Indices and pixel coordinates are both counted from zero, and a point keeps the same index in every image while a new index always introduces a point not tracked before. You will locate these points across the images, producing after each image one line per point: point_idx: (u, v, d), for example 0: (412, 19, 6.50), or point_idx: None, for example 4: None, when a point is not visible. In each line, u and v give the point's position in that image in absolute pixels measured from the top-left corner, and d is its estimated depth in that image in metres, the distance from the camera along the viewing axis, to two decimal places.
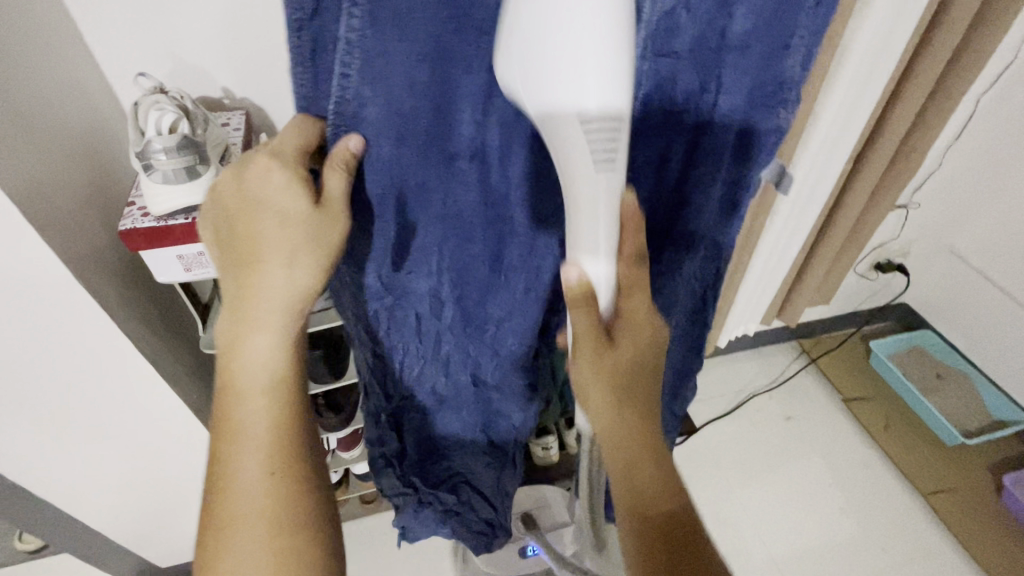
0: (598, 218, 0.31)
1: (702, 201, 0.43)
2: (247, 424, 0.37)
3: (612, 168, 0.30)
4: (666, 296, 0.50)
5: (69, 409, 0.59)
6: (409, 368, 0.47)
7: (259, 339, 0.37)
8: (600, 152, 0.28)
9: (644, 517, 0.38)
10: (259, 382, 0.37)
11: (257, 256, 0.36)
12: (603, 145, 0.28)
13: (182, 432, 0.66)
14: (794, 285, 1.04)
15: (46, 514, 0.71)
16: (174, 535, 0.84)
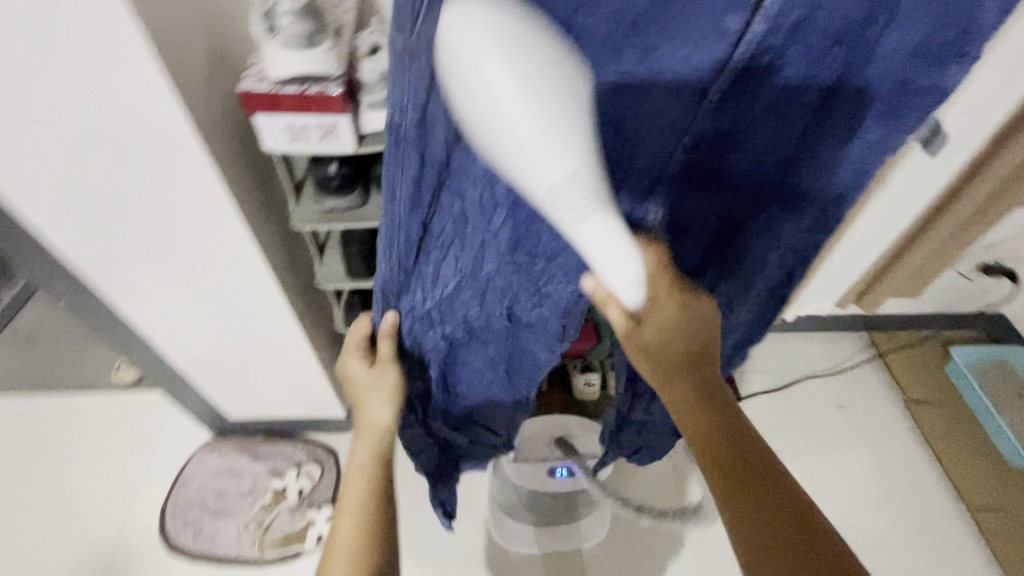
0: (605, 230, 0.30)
1: (819, 161, 0.38)
2: (339, 528, 0.48)
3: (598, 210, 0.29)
4: (753, 260, 0.47)
5: (173, 255, 0.65)
6: (445, 281, 0.45)
7: (357, 454, 0.51)
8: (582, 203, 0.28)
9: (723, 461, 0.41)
10: (354, 482, 0.50)
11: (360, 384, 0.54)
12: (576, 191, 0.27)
13: (263, 297, 0.72)
14: (883, 270, 0.97)
15: (146, 350, 0.81)
16: (243, 392, 0.94)
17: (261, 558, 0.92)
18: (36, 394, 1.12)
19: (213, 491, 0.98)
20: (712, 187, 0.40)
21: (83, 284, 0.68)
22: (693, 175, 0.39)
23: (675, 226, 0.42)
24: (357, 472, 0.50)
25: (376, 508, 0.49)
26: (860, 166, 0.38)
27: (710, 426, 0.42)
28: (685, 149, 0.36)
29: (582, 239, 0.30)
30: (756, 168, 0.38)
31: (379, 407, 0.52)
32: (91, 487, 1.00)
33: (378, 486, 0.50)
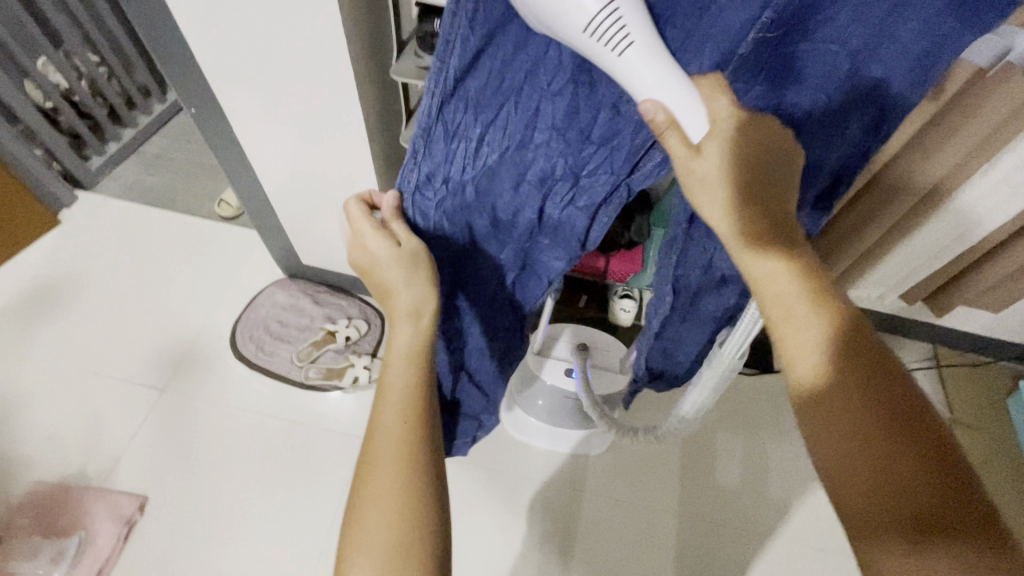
0: (654, 67, 0.35)
1: (891, 57, 0.39)
2: (381, 425, 0.42)
3: (635, 43, 0.34)
4: (804, 167, 0.48)
5: (288, 87, 0.74)
6: (482, 140, 0.46)
7: (397, 340, 0.46)
8: (613, 32, 0.33)
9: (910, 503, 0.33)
10: (398, 373, 0.44)
11: (388, 289, 0.48)
12: (616, 25, 0.33)
13: (353, 146, 0.81)
14: (974, 268, 0.93)
15: (247, 176, 0.93)
16: (319, 241, 1.06)
17: (305, 382, 1.04)
18: (152, 208, 1.30)
19: (277, 320, 1.11)
20: (778, 79, 0.41)
21: (211, 99, 0.79)
22: (765, 62, 0.40)
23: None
24: (398, 362, 0.45)
25: (424, 399, 0.44)
26: (930, 59, 0.38)
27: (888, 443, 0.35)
28: (764, 24, 0.36)
29: (629, 62, 0.35)
30: (831, 64, 0.40)
31: (409, 288, 0.48)
32: (182, 292, 1.18)
33: (423, 373, 0.45)
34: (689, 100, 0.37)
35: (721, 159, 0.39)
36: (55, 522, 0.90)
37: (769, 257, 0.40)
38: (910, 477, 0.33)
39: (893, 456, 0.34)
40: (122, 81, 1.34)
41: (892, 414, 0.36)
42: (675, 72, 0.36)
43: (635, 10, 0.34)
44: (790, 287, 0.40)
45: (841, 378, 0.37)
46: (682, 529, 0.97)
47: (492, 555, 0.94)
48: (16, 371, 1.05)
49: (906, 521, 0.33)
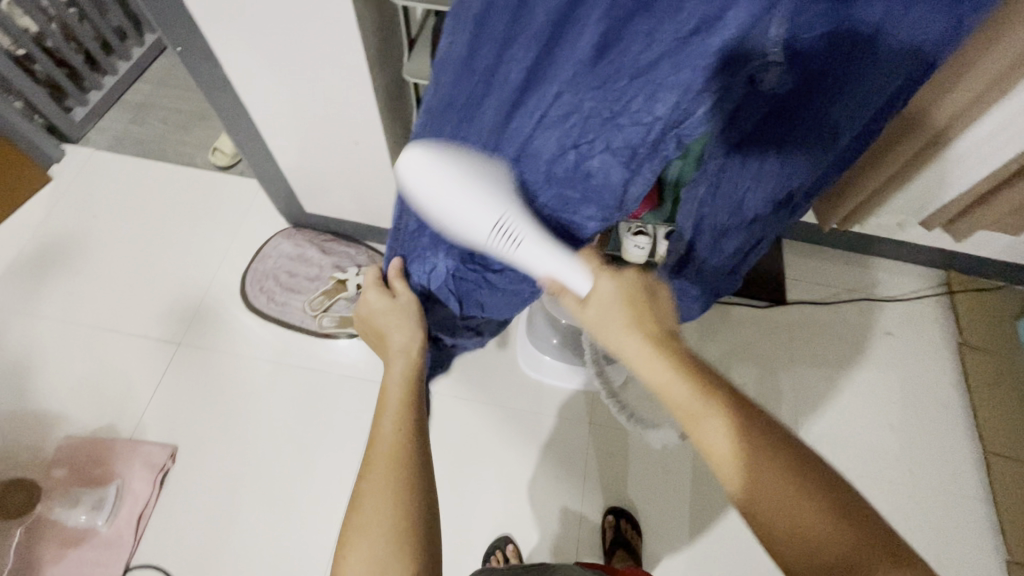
0: (544, 254, 0.45)
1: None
2: (379, 431, 0.46)
3: (521, 242, 0.44)
4: (856, 104, 0.45)
5: (279, 20, 0.68)
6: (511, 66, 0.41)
7: (391, 375, 0.51)
8: (499, 237, 0.44)
9: (832, 568, 0.33)
10: (393, 396, 0.49)
11: (385, 333, 0.55)
12: (503, 226, 0.43)
13: (352, 84, 0.76)
14: (994, 193, 0.91)
15: (245, 121, 0.89)
16: (323, 187, 1.03)
17: (320, 330, 1.04)
18: (146, 160, 1.26)
19: (286, 270, 1.10)
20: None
21: (197, 35, 0.73)
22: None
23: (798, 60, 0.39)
24: (395, 386, 0.50)
25: (415, 413, 0.48)
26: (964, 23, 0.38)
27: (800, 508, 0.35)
28: None
29: (524, 259, 0.45)
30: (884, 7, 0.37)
31: (401, 330, 0.55)
32: (187, 247, 1.16)
33: (412, 390, 0.50)
34: (569, 268, 0.46)
35: (617, 288, 0.47)
36: (90, 472, 0.93)
37: (647, 355, 0.43)
38: (827, 531, 0.34)
39: (813, 515, 0.34)
40: (95, 23, 1.26)
41: (802, 465, 0.36)
42: (560, 254, 0.46)
43: (521, 221, 0.44)
44: (675, 379, 0.41)
45: (754, 454, 0.37)
46: (696, 457, 1.01)
47: (514, 488, 0.98)
48: (31, 329, 1.05)
49: (829, 572, 0.33)
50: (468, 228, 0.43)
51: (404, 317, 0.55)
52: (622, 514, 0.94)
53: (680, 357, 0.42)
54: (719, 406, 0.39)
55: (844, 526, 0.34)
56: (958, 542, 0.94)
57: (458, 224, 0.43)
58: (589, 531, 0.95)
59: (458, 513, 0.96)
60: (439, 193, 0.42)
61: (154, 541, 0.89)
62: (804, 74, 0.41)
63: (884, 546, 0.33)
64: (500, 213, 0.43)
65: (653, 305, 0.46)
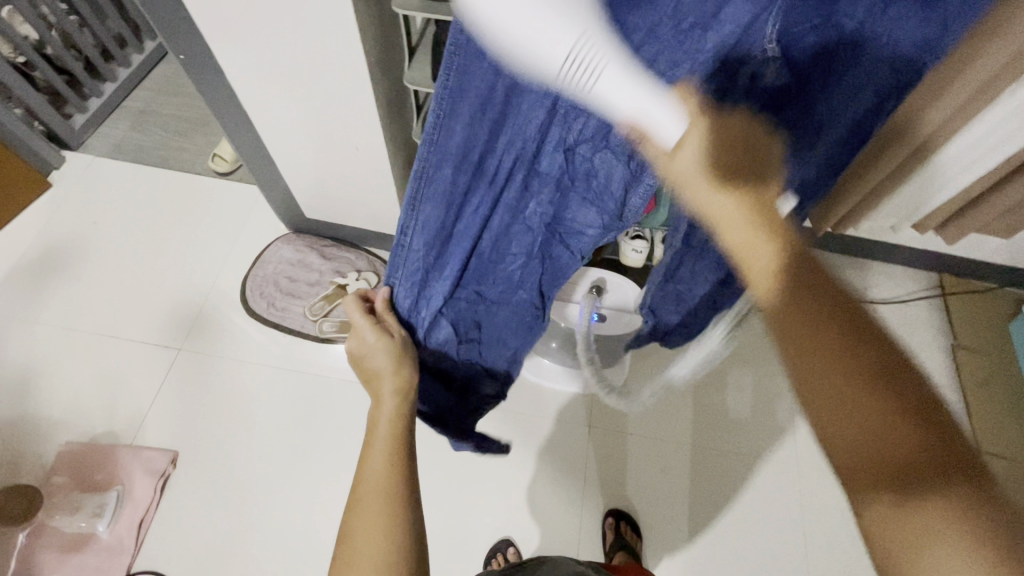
0: (637, 91, 0.30)
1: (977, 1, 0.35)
2: (368, 470, 0.47)
3: (609, 69, 0.29)
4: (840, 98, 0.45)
5: (282, 29, 0.69)
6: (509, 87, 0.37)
7: (380, 414, 0.53)
8: (577, 63, 0.28)
9: (886, 465, 0.27)
10: (380, 436, 0.50)
11: (376, 371, 0.56)
12: (586, 41, 0.28)
13: (354, 91, 0.77)
14: (983, 196, 0.92)
15: (247, 128, 0.90)
16: (324, 193, 1.04)
17: (320, 335, 1.05)
18: (146, 167, 1.26)
19: (286, 276, 1.10)
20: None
21: (200, 44, 0.75)
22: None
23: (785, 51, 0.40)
24: (385, 422, 0.52)
25: (404, 450, 0.50)
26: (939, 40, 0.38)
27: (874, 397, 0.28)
28: None
29: (601, 97, 0.30)
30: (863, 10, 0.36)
31: (394, 374, 0.55)
32: (187, 253, 1.16)
33: (402, 429, 0.51)
34: (664, 109, 0.31)
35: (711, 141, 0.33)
36: (91, 478, 0.93)
37: (735, 211, 0.33)
38: (897, 428, 0.27)
39: (885, 409, 0.28)
40: (96, 31, 1.27)
41: (888, 367, 0.29)
42: (648, 82, 0.31)
43: (608, 43, 0.29)
44: (760, 241, 0.33)
45: (828, 330, 0.30)
46: (694, 459, 1.01)
47: (513, 492, 0.98)
48: (31, 335, 1.06)
49: (879, 470, 0.27)
50: (534, 49, 0.27)
51: (397, 354, 0.56)
52: (622, 515, 0.95)
53: (769, 214, 0.33)
54: (793, 269, 0.32)
55: (920, 430, 0.27)
56: None
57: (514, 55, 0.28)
58: (589, 533, 0.95)
59: (458, 516, 0.97)
60: None
61: (154, 546, 0.89)
62: (792, 66, 0.41)
63: (963, 459, 0.27)
64: (583, 25, 0.27)
65: (760, 152, 0.34)
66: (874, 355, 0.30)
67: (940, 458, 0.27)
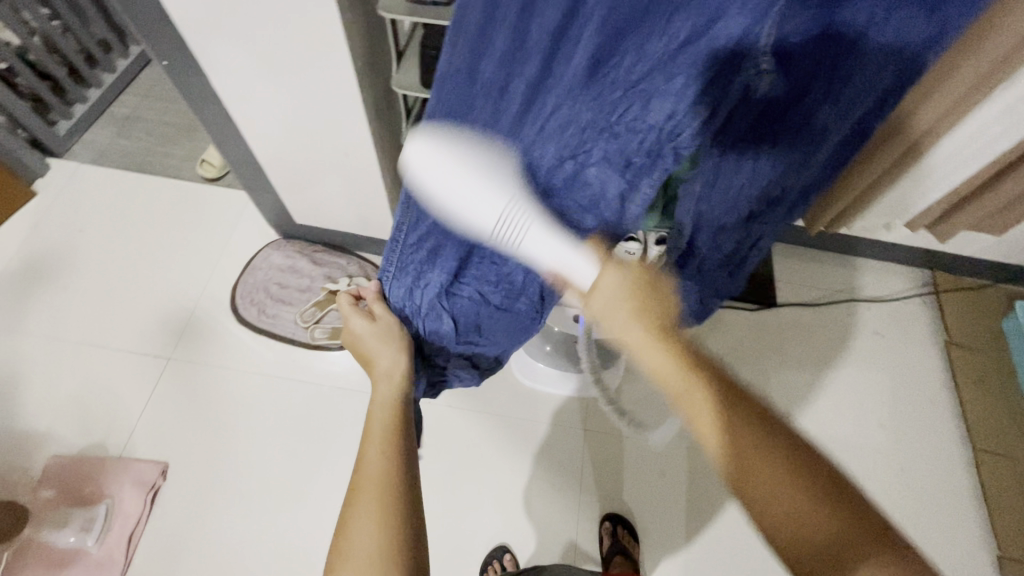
0: (553, 245, 0.43)
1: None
2: (366, 460, 0.45)
3: (529, 233, 0.42)
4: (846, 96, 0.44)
5: (267, 34, 0.68)
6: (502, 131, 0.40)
7: (377, 394, 0.54)
8: (502, 229, 0.41)
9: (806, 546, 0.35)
10: (377, 421, 0.50)
11: (371, 354, 0.58)
12: (504, 228, 0.41)
13: (342, 96, 0.76)
14: (974, 195, 0.93)
15: (234, 134, 0.88)
16: (314, 199, 1.03)
17: (312, 342, 1.04)
18: (133, 173, 1.24)
19: (276, 282, 1.09)
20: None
21: (183, 50, 0.73)
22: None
23: (789, 59, 0.37)
24: (380, 411, 0.51)
25: (403, 435, 0.49)
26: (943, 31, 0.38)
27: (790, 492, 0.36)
28: None
29: (527, 252, 0.44)
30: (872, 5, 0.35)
31: (387, 354, 0.57)
32: (176, 260, 1.14)
33: (397, 415, 0.51)
34: (578, 261, 0.44)
35: (619, 279, 0.46)
36: (80, 491, 0.91)
37: (647, 343, 0.45)
38: (812, 513, 0.36)
39: (799, 502, 0.36)
40: (79, 35, 1.25)
41: (800, 460, 0.38)
42: (568, 245, 0.44)
43: (531, 213, 0.41)
44: (671, 370, 0.43)
45: (746, 438, 0.39)
46: (690, 461, 1.01)
47: (509, 497, 0.98)
48: (16, 346, 1.04)
49: (814, 554, 0.34)
50: (474, 217, 0.41)
51: (389, 338, 0.58)
52: (620, 520, 0.94)
53: (667, 335, 0.45)
54: (706, 387, 0.42)
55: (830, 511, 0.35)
56: (950, 539, 0.95)
57: (459, 212, 0.41)
58: (586, 538, 0.95)
59: (453, 524, 0.96)
60: (447, 188, 0.39)
61: (145, 561, 0.88)
62: (790, 76, 0.40)
63: (867, 526, 0.35)
64: (504, 207, 0.40)
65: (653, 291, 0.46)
66: (789, 449, 0.38)
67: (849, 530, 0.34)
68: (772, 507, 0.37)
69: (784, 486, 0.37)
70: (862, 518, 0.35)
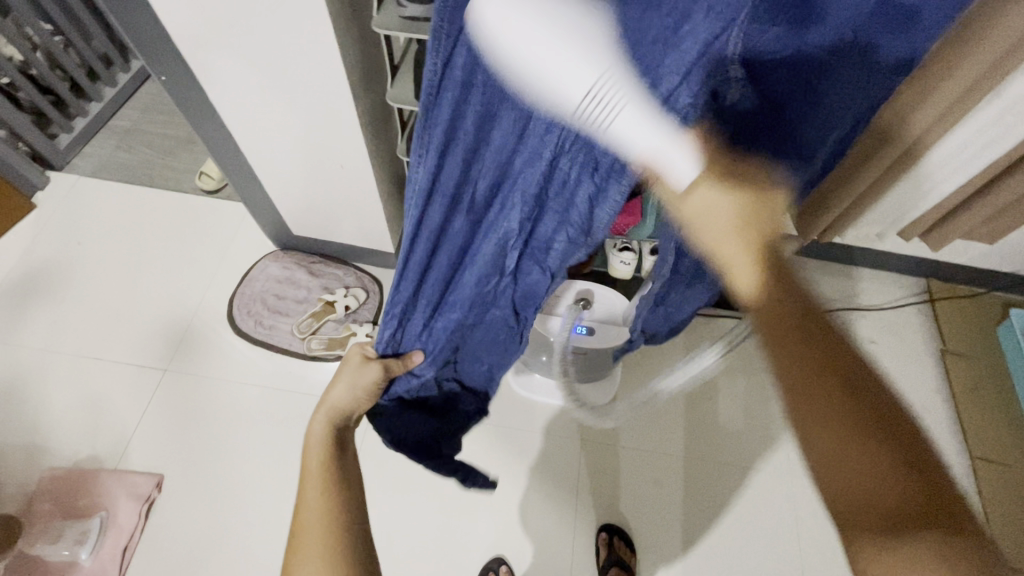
0: (655, 132, 0.34)
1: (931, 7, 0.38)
2: (306, 499, 0.48)
3: (621, 112, 0.33)
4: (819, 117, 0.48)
5: (264, 49, 0.70)
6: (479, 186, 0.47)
7: (313, 434, 0.56)
8: (588, 104, 0.32)
9: (864, 510, 0.33)
10: (314, 461, 0.52)
11: (326, 397, 0.59)
12: (600, 94, 0.31)
13: (337, 109, 0.77)
14: (964, 204, 0.93)
15: (231, 147, 0.90)
16: (310, 210, 1.03)
17: (308, 353, 1.04)
18: (132, 186, 1.25)
19: (273, 294, 1.09)
20: (799, 24, 0.38)
21: (181, 65, 0.75)
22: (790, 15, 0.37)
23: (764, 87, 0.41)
24: (315, 452, 0.53)
25: (336, 470, 0.52)
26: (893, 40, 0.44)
27: (861, 455, 0.33)
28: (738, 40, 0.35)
29: (618, 133, 0.34)
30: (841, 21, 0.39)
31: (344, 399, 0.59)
32: (173, 272, 1.15)
33: (332, 451, 0.54)
34: (675, 150, 0.35)
35: (730, 193, 0.39)
36: (75, 504, 0.91)
37: (741, 255, 0.40)
38: (877, 472, 0.33)
39: (868, 458, 0.33)
40: (81, 51, 1.26)
41: (876, 425, 0.34)
42: (666, 127, 0.34)
43: (628, 86, 0.32)
44: (744, 262, 0.40)
45: (816, 386, 0.36)
46: (686, 470, 1.01)
47: (504, 508, 0.97)
48: (13, 357, 1.04)
49: (870, 515, 0.32)
50: (556, 89, 0.31)
51: (349, 385, 0.60)
52: (616, 530, 0.94)
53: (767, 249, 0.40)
54: (786, 318, 0.38)
55: (898, 476, 0.32)
56: None
57: (543, 86, 0.31)
58: (582, 549, 0.94)
59: (449, 537, 0.95)
60: (523, 38, 0.29)
61: (138, 574, 0.87)
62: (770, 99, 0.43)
63: (936, 502, 0.32)
64: (603, 72, 0.31)
65: (762, 212, 0.40)
66: (861, 411, 0.35)
67: (913, 500, 0.32)
68: (836, 471, 0.34)
69: (851, 445, 0.34)
70: (932, 490, 0.32)
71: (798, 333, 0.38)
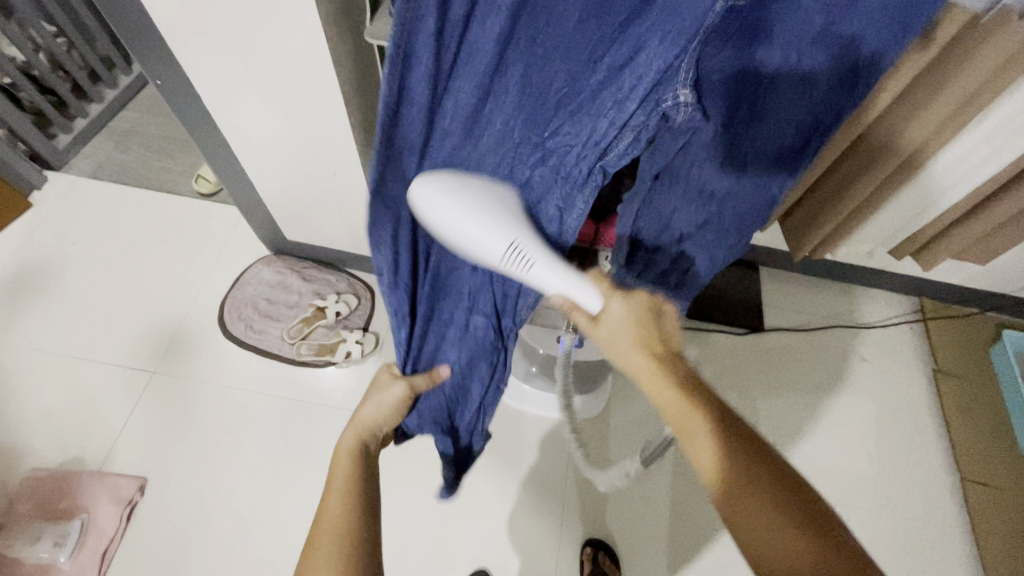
0: (555, 273, 0.44)
1: (867, 17, 0.39)
2: (328, 509, 0.47)
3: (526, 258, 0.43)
4: (768, 128, 0.48)
5: (258, 56, 0.70)
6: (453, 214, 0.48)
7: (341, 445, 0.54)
8: (504, 254, 0.43)
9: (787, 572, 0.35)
10: (341, 470, 0.51)
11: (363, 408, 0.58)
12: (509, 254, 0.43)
13: (331, 117, 0.78)
14: (955, 225, 0.94)
15: (226, 152, 0.90)
16: (303, 216, 1.04)
17: (298, 359, 1.04)
18: (129, 187, 1.26)
19: (265, 298, 1.09)
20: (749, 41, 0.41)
21: (177, 70, 0.75)
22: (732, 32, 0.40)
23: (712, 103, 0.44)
24: (343, 463, 0.52)
25: (363, 488, 0.49)
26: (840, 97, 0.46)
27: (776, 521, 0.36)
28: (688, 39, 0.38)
29: (534, 279, 0.45)
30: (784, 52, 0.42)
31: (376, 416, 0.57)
32: (166, 274, 1.15)
33: (359, 468, 0.52)
34: (581, 287, 0.45)
35: (630, 309, 0.45)
36: (56, 506, 0.91)
37: (653, 372, 0.43)
38: (789, 535, 0.36)
39: (783, 527, 0.36)
40: (83, 53, 1.28)
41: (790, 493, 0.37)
42: (571, 273, 0.45)
43: (531, 247, 0.44)
44: (652, 370, 0.44)
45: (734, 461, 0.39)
46: (674, 484, 1.00)
47: (491, 520, 0.97)
48: (2, 356, 1.04)
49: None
50: (481, 250, 0.43)
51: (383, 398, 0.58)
52: (601, 545, 0.93)
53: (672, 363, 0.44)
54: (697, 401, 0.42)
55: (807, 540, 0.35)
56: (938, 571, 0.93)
57: (470, 247, 0.43)
58: (567, 564, 0.93)
59: (432, 548, 0.94)
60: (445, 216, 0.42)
61: None
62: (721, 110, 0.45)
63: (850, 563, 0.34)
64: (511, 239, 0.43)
65: (663, 322, 0.46)
66: (779, 484, 0.38)
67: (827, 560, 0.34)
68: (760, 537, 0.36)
69: (768, 517, 0.37)
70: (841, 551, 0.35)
71: (721, 417, 0.41)
